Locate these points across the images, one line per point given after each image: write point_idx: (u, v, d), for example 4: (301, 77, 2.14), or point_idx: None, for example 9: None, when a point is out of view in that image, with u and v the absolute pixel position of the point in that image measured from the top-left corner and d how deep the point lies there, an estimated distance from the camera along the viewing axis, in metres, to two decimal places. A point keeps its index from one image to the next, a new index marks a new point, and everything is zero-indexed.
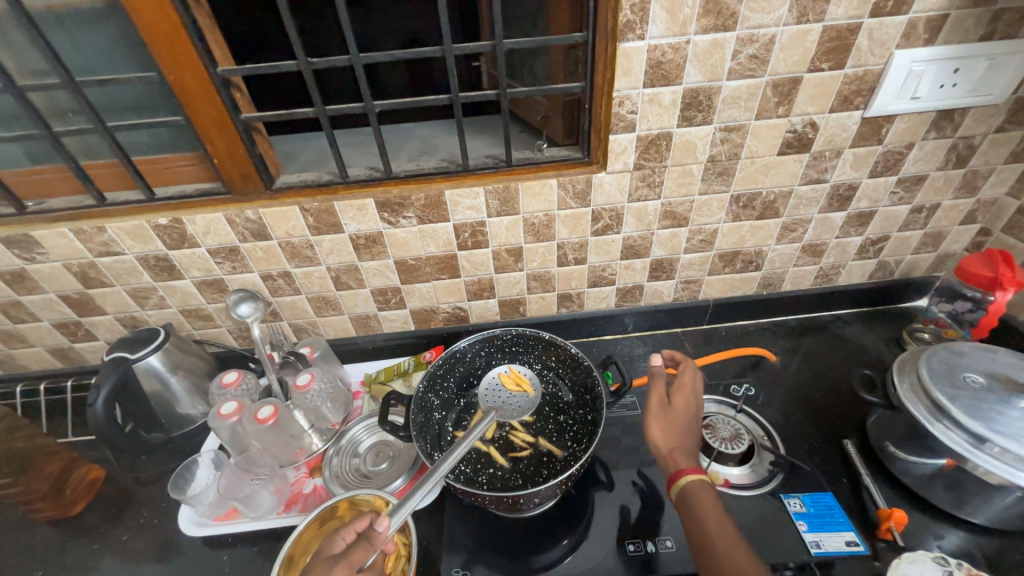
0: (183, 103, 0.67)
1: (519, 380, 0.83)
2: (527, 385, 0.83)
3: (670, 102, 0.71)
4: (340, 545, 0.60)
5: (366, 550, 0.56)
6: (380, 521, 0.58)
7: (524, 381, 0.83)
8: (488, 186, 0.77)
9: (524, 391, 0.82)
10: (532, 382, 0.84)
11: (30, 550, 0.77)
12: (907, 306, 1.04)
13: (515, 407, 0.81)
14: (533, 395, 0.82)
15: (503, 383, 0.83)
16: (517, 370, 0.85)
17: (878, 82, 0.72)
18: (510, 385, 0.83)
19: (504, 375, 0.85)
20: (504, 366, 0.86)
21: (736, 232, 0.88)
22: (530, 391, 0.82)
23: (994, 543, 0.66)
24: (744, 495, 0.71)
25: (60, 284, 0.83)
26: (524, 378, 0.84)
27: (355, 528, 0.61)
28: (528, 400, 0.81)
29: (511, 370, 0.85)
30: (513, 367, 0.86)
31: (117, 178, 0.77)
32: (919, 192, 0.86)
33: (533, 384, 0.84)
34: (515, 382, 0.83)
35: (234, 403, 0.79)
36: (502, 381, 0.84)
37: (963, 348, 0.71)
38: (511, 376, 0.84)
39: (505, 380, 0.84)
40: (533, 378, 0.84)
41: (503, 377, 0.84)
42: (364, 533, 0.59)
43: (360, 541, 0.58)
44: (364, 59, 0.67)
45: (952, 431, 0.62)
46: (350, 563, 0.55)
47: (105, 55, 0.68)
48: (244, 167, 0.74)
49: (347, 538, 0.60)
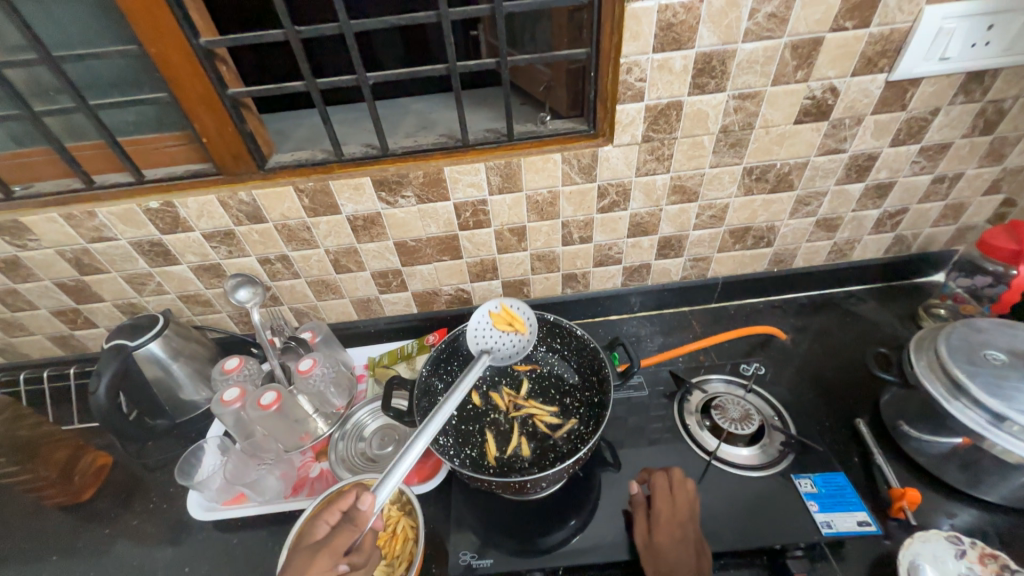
0: (166, 79, 0.64)
1: (511, 319, 0.78)
2: (520, 324, 0.78)
3: (681, 68, 0.67)
4: (325, 529, 0.59)
5: (350, 532, 0.57)
6: (362, 499, 0.56)
7: (517, 321, 0.78)
8: (489, 162, 0.74)
9: (517, 330, 0.78)
10: (523, 319, 0.79)
11: (44, 534, 0.78)
12: (922, 282, 1.01)
13: (506, 347, 0.79)
14: (526, 335, 0.79)
15: (494, 322, 0.78)
16: (508, 307, 0.79)
17: (905, 42, 0.67)
18: (500, 324, 0.78)
19: (495, 312, 0.78)
20: (496, 304, 0.79)
21: (748, 207, 0.85)
22: (522, 329, 0.78)
23: (1007, 520, 0.66)
24: (755, 476, 0.70)
25: (55, 271, 0.82)
26: (515, 316, 0.79)
27: (339, 508, 0.60)
28: (519, 339, 0.79)
29: (502, 307, 0.79)
30: (502, 302, 0.79)
31: (104, 160, 0.74)
32: (942, 161, 0.81)
33: (526, 323, 0.79)
34: (506, 321, 0.78)
35: (237, 389, 0.78)
36: (492, 320, 0.79)
37: (982, 324, 0.68)
38: (501, 314, 0.78)
39: (495, 320, 0.78)
40: (526, 316, 0.79)
41: (494, 316, 0.79)
42: (348, 513, 0.59)
43: (344, 524, 0.58)
44: (355, 27, 0.63)
45: (971, 410, 0.60)
46: (335, 548, 0.56)
47: (82, 27, 0.65)
48: (235, 146, 0.71)
49: (330, 520, 0.60)
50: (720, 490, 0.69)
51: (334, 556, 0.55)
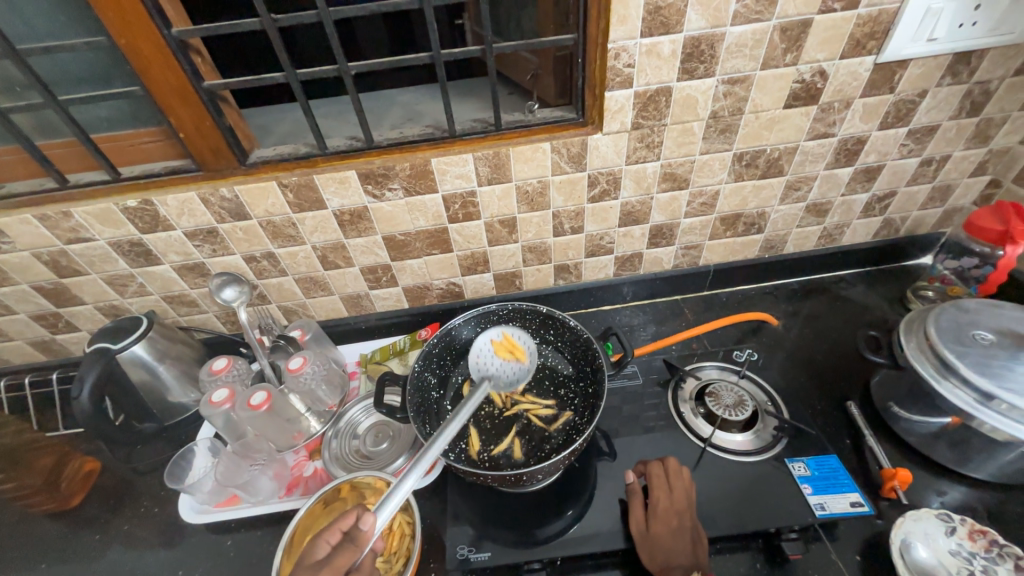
0: (138, 70, 0.61)
1: (513, 348, 0.77)
2: (522, 353, 0.77)
3: (670, 53, 0.66)
4: (325, 550, 0.58)
5: (351, 551, 0.55)
6: (365, 520, 0.53)
7: (518, 350, 0.77)
8: (477, 152, 0.72)
9: (518, 359, 0.76)
10: (526, 349, 0.77)
11: (32, 542, 0.76)
12: (910, 264, 1.02)
13: (506, 375, 0.77)
14: (527, 363, 0.76)
15: (495, 351, 0.76)
16: (511, 336, 0.78)
17: (893, 23, 0.67)
18: (502, 353, 0.76)
19: (498, 342, 0.77)
20: (497, 332, 0.77)
21: (739, 193, 0.84)
22: (523, 359, 0.76)
23: (995, 497, 0.67)
24: (749, 461, 0.71)
25: (32, 274, 0.79)
26: (517, 344, 0.77)
27: (340, 528, 0.59)
28: (521, 369, 0.76)
29: (504, 336, 0.77)
30: (505, 331, 0.78)
31: (78, 158, 0.71)
32: (929, 143, 0.82)
33: (528, 352, 0.77)
34: (508, 350, 0.76)
35: (225, 390, 0.76)
36: (495, 348, 0.77)
37: (970, 305, 0.68)
38: (503, 343, 0.77)
39: (498, 348, 0.76)
40: (528, 346, 0.77)
41: (496, 345, 0.77)
42: (349, 533, 0.57)
43: (344, 543, 0.56)
44: (334, 14, 0.61)
45: (960, 389, 0.61)
46: (336, 568, 0.55)
47: (47, 17, 0.62)
48: (214, 141, 0.68)
49: (331, 540, 0.58)
50: (716, 476, 0.70)
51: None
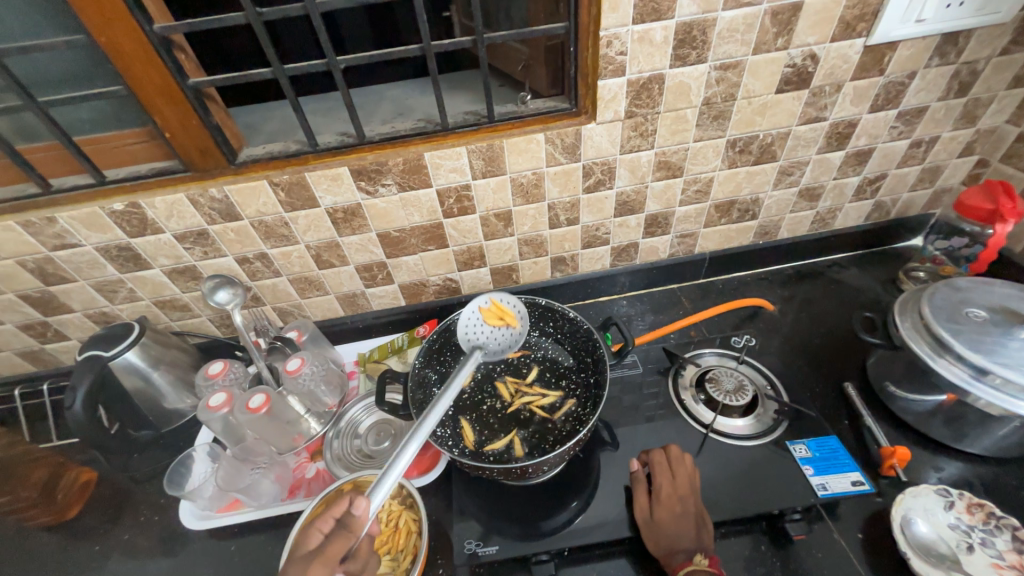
0: (119, 68, 0.59)
1: (501, 313, 0.77)
2: (511, 318, 0.77)
3: (662, 40, 0.66)
4: (318, 538, 0.57)
5: (345, 539, 0.55)
6: (357, 505, 0.53)
7: (507, 315, 0.77)
8: (471, 145, 0.71)
9: (508, 325, 0.77)
10: (515, 313, 0.77)
11: (30, 556, 0.75)
12: (901, 246, 1.03)
13: (497, 341, 0.77)
14: (518, 328, 0.77)
15: (484, 318, 0.77)
16: (498, 302, 0.78)
17: (882, 5, 0.67)
18: (491, 319, 0.77)
19: (485, 308, 0.77)
20: (485, 298, 0.78)
21: (733, 180, 0.85)
22: (514, 323, 0.77)
23: (991, 470, 0.68)
24: (751, 445, 0.71)
25: (17, 283, 0.77)
26: (506, 311, 0.77)
27: (333, 515, 0.58)
28: (512, 333, 0.77)
29: (492, 302, 0.78)
30: (491, 298, 0.78)
31: (61, 162, 0.69)
32: (919, 125, 0.82)
33: (517, 316, 0.78)
34: (497, 316, 0.77)
35: (223, 394, 0.76)
36: (483, 315, 0.77)
37: (962, 283, 0.69)
38: (492, 309, 0.77)
39: (487, 315, 0.77)
40: (517, 309, 0.78)
41: (484, 312, 0.77)
42: (342, 520, 0.57)
43: (338, 531, 0.56)
44: (321, 7, 0.59)
45: (955, 366, 0.61)
46: (329, 556, 0.54)
47: (22, 16, 0.60)
48: (201, 140, 0.67)
49: (324, 528, 0.58)
50: (718, 461, 0.70)
51: (330, 565, 0.54)
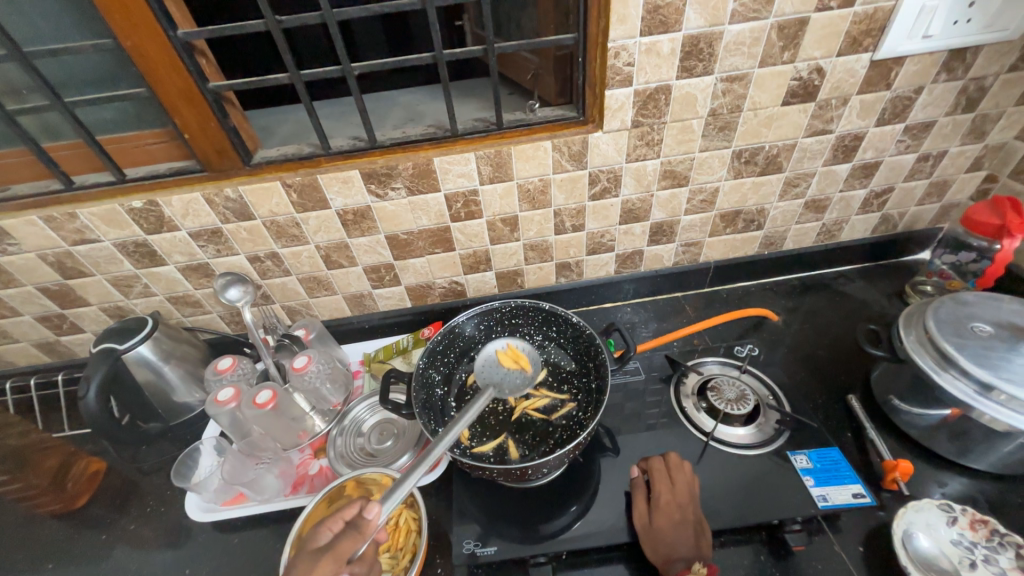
0: (145, 75, 0.62)
1: (516, 355, 0.81)
2: (525, 361, 0.80)
3: (669, 52, 0.67)
4: (327, 537, 0.58)
5: (354, 539, 0.56)
6: (370, 509, 0.56)
7: (521, 358, 0.80)
8: (479, 151, 0.73)
9: (522, 367, 0.80)
10: (529, 358, 0.81)
11: (38, 542, 0.77)
12: (909, 260, 1.03)
13: (512, 383, 0.79)
14: (532, 373, 0.80)
15: (500, 359, 0.81)
16: (515, 346, 0.82)
17: (889, 20, 0.67)
18: (507, 362, 0.80)
19: (503, 351, 0.82)
20: (503, 343, 0.83)
21: (738, 190, 0.85)
22: (528, 368, 0.80)
23: (995, 487, 0.68)
24: (751, 454, 0.71)
25: (38, 276, 0.80)
26: (522, 354, 0.81)
27: (343, 516, 0.59)
28: (524, 376, 0.79)
29: (510, 346, 0.82)
30: (511, 344, 0.83)
31: (84, 160, 0.72)
32: (926, 139, 0.82)
33: (531, 360, 0.81)
34: (512, 358, 0.80)
35: (231, 389, 0.77)
36: (499, 357, 0.81)
37: (969, 298, 0.69)
38: (508, 352, 0.81)
39: (503, 357, 0.81)
40: (532, 355, 0.82)
41: (500, 354, 0.81)
42: (353, 521, 0.58)
43: (349, 530, 0.57)
44: (338, 15, 0.61)
45: (960, 380, 0.61)
46: (338, 554, 0.55)
47: (53, 21, 0.63)
48: (218, 143, 0.69)
49: (333, 527, 0.59)
50: (718, 469, 0.70)
51: (338, 563, 0.55)
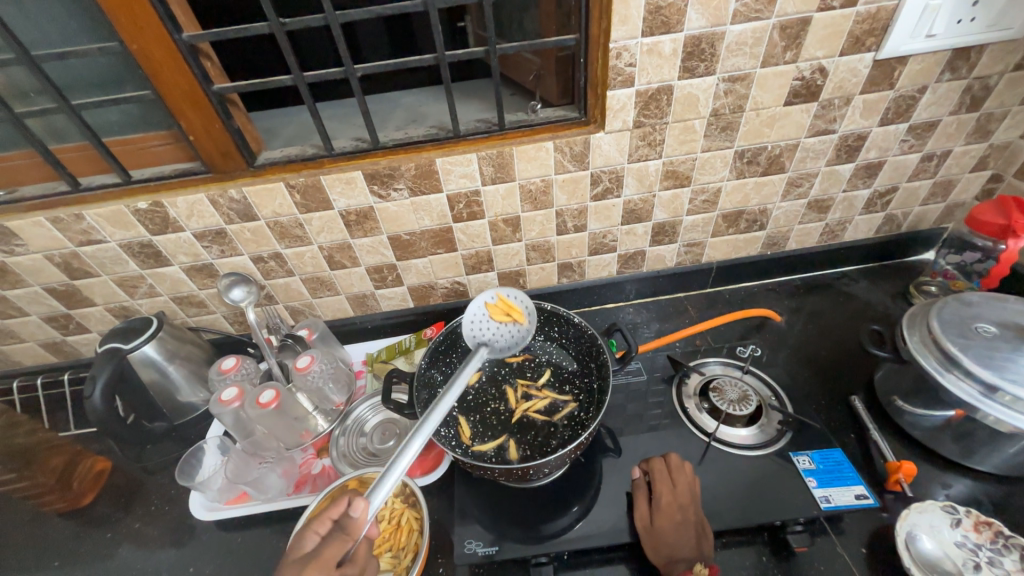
0: (150, 77, 0.63)
1: (508, 308, 0.77)
2: (518, 314, 0.77)
3: (671, 52, 0.67)
4: (315, 540, 0.58)
5: (342, 541, 0.55)
6: (355, 507, 0.53)
7: (514, 311, 0.77)
8: (481, 152, 0.73)
9: (516, 320, 0.77)
10: (523, 309, 0.77)
11: (44, 540, 0.77)
12: (913, 260, 1.02)
13: (505, 339, 0.78)
14: (525, 325, 0.77)
15: (490, 314, 0.78)
16: (505, 298, 0.78)
17: (892, 20, 0.67)
18: (498, 315, 0.77)
19: (492, 304, 0.78)
20: (491, 294, 0.78)
21: (741, 191, 0.85)
22: (521, 320, 0.77)
23: (1000, 489, 0.67)
24: (753, 455, 0.71)
25: (44, 276, 0.81)
26: (513, 305, 0.78)
27: (331, 517, 0.58)
28: (519, 328, 0.77)
29: (499, 298, 0.78)
30: (499, 293, 0.78)
31: (90, 162, 0.72)
32: (930, 139, 0.82)
33: (524, 312, 0.77)
34: (504, 311, 0.77)
35: (235, 388, 0.78)
36: (489, 310, 0.78)
37: (973, 298, 0.69)
38: (499, 305, 0.78)
39: (493, 311, 0.77)
40: (524, 306, 0.77)
41: (490, 307, 0.78)
42: (339, 522, 0.58)
43: (334, 534, 0.56)
44: (341, 17, 0.62)
45: (964, 381, 0.61)
46: (326, 558, 0.54)
47: (60, 24, 0.64)
48: (223, 145, 0.70)
49: (320, 530, 0.58)
50: (721, 470, 0.70)
51: (326, 567, 0.54)
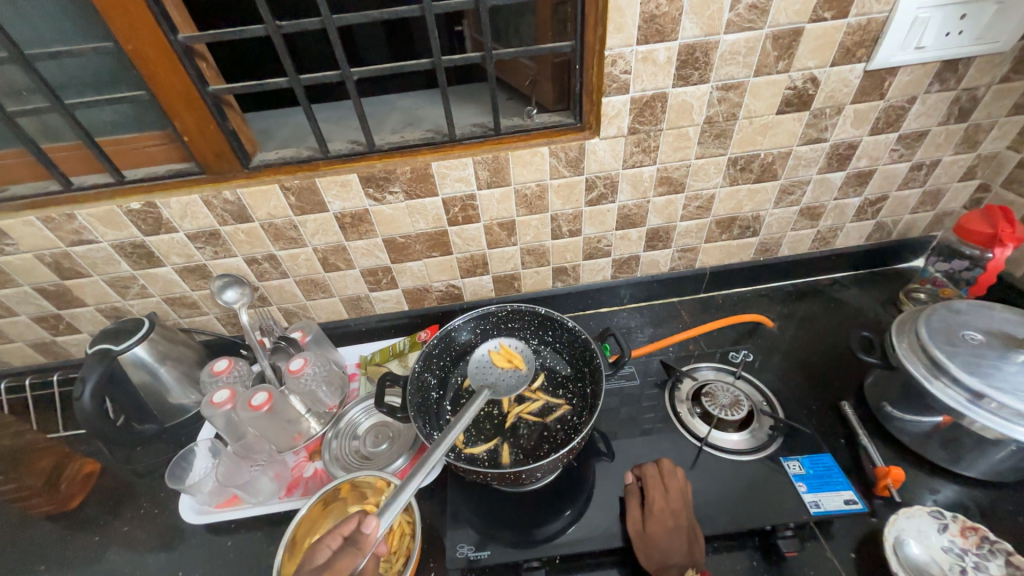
0: (144, 75, 0.62)
1: (509, 355, 0.82)
2: (519, 360, 0.82)
3: (665, 60, 0.68)
4: (326, 555, 0.56)
5: (354, 555, 0.54)
6: (366, 524, 0.54)
7: (514, 357, 0.82)
8: (477, 156, 0.73)
9: (516, 366, 0.81)
10: (522, 356, 0.83)
11: (30, 544, 0.76)
12: (902, 267, 1.04)
13: (506, 383, 0.81)
14: (524, 370, 0.81)
15: (494, 360, 0.82)
16: (507, 346, 0.84)
17: (882, 31, 0.68)
18: (500, 362, 0.82)
19: (494, 351, 0.84)
20: (495, 343, 0.84)
21: (734, 197, 0.86)
22: (521, 366, 0.82)
23: (986, 495, 0.68)
24: (744, 460, 0.72)
25: (34, 276, 0.80)
26: (514, 354, 0.83)
27: (343, 533, 0.58)
28: (519, 376, 0.81)
29: (501, 346, 0.84)
30: (501, 343, 0.84)
31: (83, 161, 0.72)
32: (919, 149, 0.83)
33: (524, 359, 0.83)
34: (505, 358, 0.82)
35: (227, 391, 0.77)
36: (492, 357, 0.83)
37: (961, 306, 0.70)
38: (501, 352, 0.83)
39: (496, 358, 0.82)
40: (523, 352, 0.83)
41: (494, 355, 0.83)
42: (352, 537, 0.56)
43: (348, 547, 0.55)
44: (338, 21, 0.62)
45: (951, 389, 0.62)
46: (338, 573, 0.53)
47: (55, 24, 0.63)
48: (218, 144, 0.69)
49: (332, 545, 0.57)
50: (712, 475, 0.71)
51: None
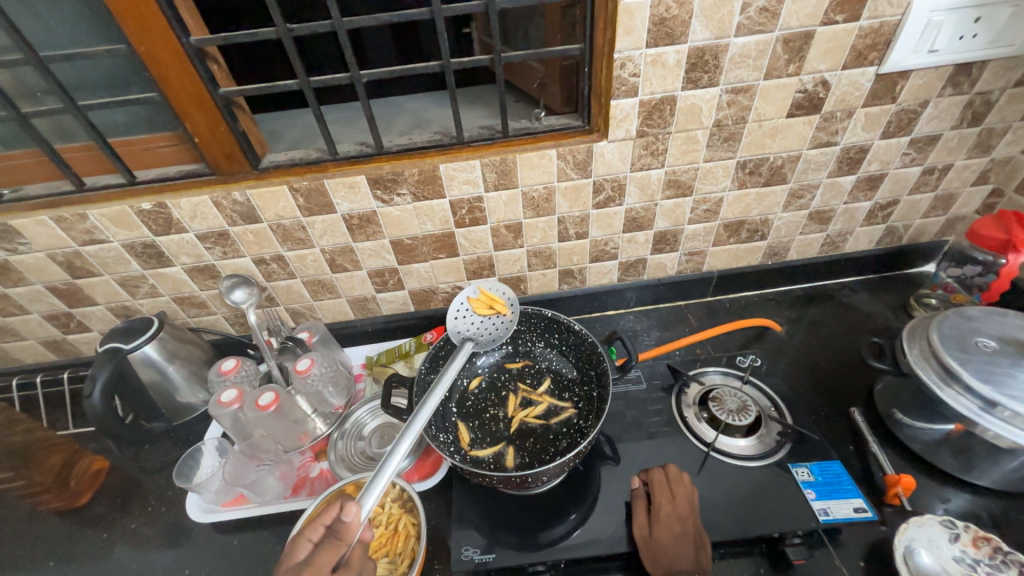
0: (156, 78, 0.63)
1: (490, 300, 0.80)
2: (500, 305, 0.80)
3: (674, 63, 0.67)
4: (306, 549, 0.55)
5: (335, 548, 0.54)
6: (347, 510, 0.54)
7: (497, 303, 0.80)
8: (485, 158, 0.74)
9: (498, 312, 0.80)
10: (505, 300, 0.81)
11: (40, 539, 0.77)
12: (913, 272, 1.03)
13: (489, 330, 0.81)
14: (508, 315, 0.81)
15: (474, 307, 0.79)
16: (486, 291, 0.81)
17: (895, 34, 0.68)
18: (481, 309, 0.80)
19: (476, 299, 0.80)
20: (473, 289, 0.80)
21: (742, 201, 0.85)
22: (504, 311, 0.80)
23: (999, 504, 0.67)
24: (752, 466, 0.71)
25: (46, 274, 0.81)
26: (494, 298, 0.81)
27: (321, 524, 0.56)
28: (502, 320, 0.80)
29: (480, 292, 0.80)
30: (480, 288, 0.80)
31: (95, 162, 0.73)
32: (931, 153, 0.82)
33: (506, 303, 0.81)
34: (486, 305, 0.80)
35: (234, 390, 0.78)
36: (472, 305, 0.80)
37: (973, 312, 0.69)
38: (480, 297, 0.80)
39: (476, 305, 0.79)
40: (506, 297, 0.81)
41: (473, 301, 0.80)
42: (332, 528, 0.55)
43: (328, 541, 0.54)
44: (348, 24, 0.62)
45: (963, 396, 0.61)
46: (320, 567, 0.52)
47: (70, 27, 0.64)
48: (228, 146, 0.70)
49: (311, 539, 0.56)
50: (719, 480, 0.70)
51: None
